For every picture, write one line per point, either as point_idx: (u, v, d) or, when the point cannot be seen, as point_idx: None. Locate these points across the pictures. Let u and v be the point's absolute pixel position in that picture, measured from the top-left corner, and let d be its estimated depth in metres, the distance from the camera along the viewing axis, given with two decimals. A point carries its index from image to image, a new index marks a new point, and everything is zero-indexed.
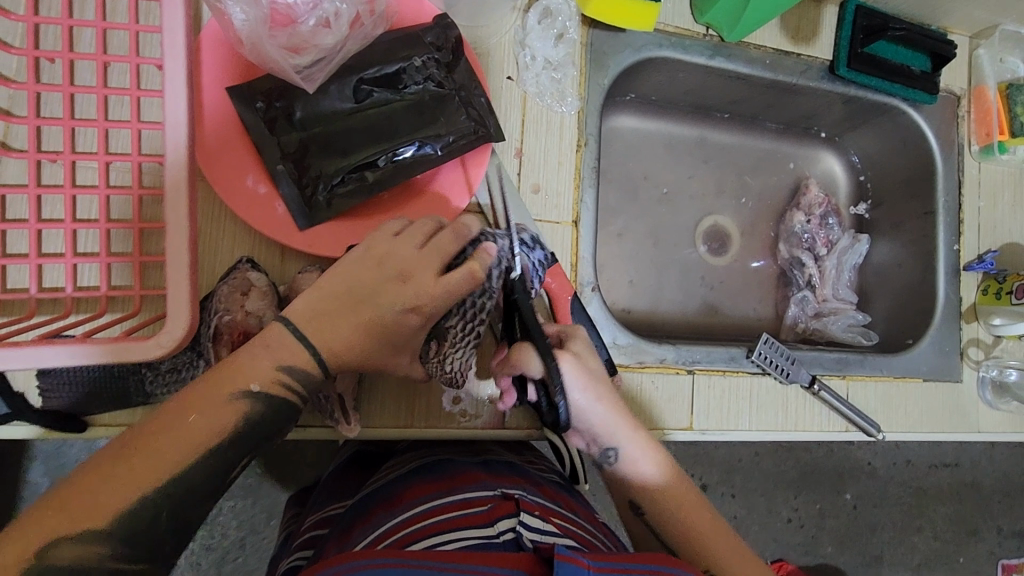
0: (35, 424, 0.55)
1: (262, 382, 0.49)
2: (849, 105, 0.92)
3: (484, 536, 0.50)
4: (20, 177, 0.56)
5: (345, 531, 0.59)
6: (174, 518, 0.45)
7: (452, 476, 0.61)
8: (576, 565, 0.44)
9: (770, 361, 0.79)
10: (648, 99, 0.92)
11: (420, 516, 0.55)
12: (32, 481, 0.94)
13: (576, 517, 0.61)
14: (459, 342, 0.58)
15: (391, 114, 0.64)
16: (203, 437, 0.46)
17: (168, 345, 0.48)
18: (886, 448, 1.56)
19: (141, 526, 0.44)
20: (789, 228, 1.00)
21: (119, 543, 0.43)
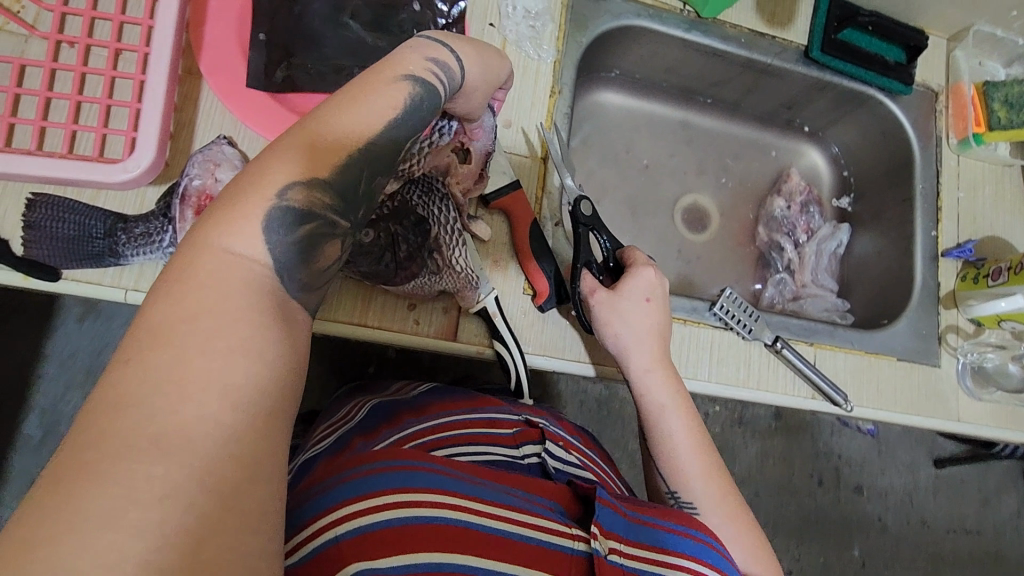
0: (13, 267, 0.59)
1: (413, 70, 0.44)
2: (826, 92, 0.96)
3: (508, 454, 0.55)
4: (41, 55, 0.63)
5: (371, 432, 0.56)
6: (369, 186, 0.41)
7: (475, 398, 0.62)
8: (614, 512, 0.47)
9: (732, 316, 0.79)
10: (633, 77, 0.98)
11: (448, 426, 0.56)
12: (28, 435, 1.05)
13: (593, 455, 0.64)
14: (452, 244, 0.66)
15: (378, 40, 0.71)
16: (376, 105, 0.41)
17: (132, 171, 0.57)
18: (897, 502, 1.49)
19: (349, 179, 0.39)
20: (769, 212, 1.03)
21: (335, 186, 0.39)
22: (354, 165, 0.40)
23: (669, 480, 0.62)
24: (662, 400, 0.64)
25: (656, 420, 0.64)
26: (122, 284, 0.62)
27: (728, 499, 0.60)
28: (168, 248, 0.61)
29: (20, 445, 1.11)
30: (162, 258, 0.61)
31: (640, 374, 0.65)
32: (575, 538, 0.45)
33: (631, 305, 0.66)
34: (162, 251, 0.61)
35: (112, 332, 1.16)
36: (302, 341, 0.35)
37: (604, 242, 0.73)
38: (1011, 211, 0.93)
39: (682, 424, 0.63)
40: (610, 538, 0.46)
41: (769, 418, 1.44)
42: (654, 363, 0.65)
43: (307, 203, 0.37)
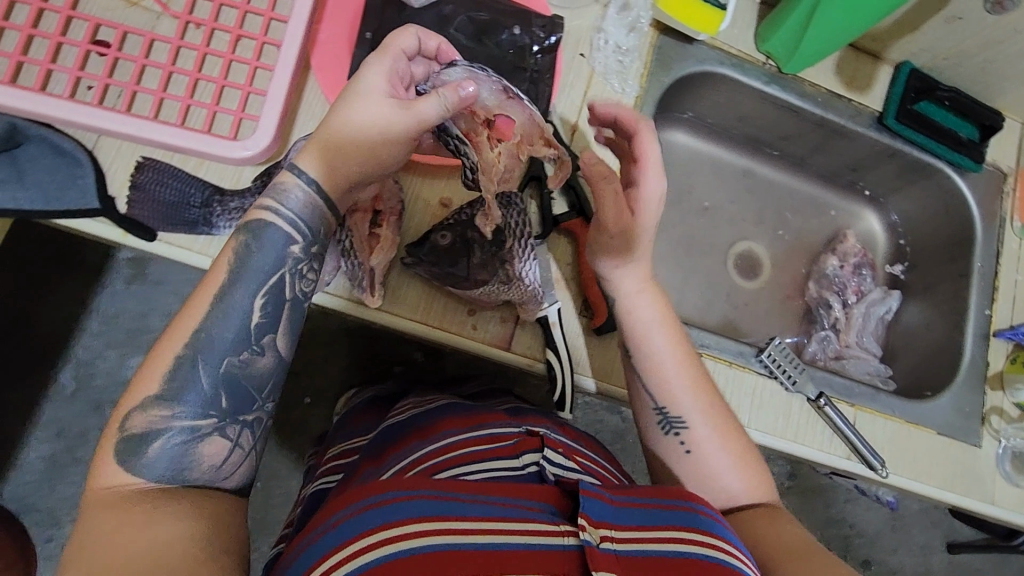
0: (115, 223, 0.63)
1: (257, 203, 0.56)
2: (893, 160, 0.97)
3: (507, 466, 0.54)
4: (169, 32, 0.67)
5: (377, 458, 0.62)
6: (214, 375, 0.52)
7: (478, 413, 0.63)
8: (602, 502, 0.47)
9: (778, 365, 0.81)
10: (704, 121, 1.00)
11: (448, 447, 0.57)
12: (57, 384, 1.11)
13: (597, 457, 0.65)
14: (525, 255, 0.71)
15: (475, 54, 0.74)
16: (214, 277, 0.54)
17: (251, 149, 0.64)
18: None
19: (178, 387, 0.51)
20: (822, 269, 1.04)
21: (172, 402, 0.51)
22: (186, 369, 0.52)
23: (655, 389, 0.66)
24: (649, 318, 0.68)
25: (638, 338, 0.67)
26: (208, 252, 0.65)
27: (714, 409, 0.66)
28: None
29: (53, 394, 1.17)
30: None
31: (620, 291, 0.68)
32: (564, 534, 0.45)
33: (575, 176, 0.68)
34: None
35: (159, 299, 1.19)
36: (215, 513, 0.50)
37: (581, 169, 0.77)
38: None
39: (665, 340, 0.67)
40: (601, 527, 0.45)
41: (783, 476, 1.42)
42: (643, 283, 0.68)
43: (146, 429, 0.51)
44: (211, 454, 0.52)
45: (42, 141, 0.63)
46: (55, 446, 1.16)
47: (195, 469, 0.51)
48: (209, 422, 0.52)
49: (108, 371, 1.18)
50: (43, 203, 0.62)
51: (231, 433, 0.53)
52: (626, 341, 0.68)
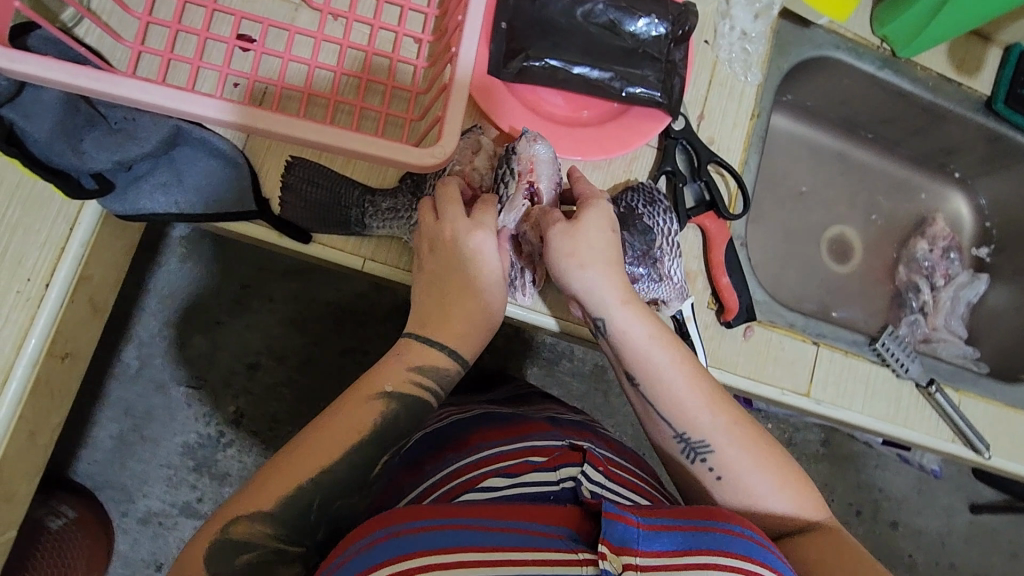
0: (271, 225, 0.64)
1: (394, 383, 0.57)
2: (993, 145, 0.96)
3: (546, 479, 0.56)
4: (309, 25, 0.68)
5: (416, 466, 0.65)
6: (323, 510, 0.53)
7: (521, 424, 0.66)
8: (622, 524, 0.46)
9: (891, 353, 0.82)
10: (802, 105, 0.99)
11: (487, 459, 0.60)
12: (123, 362, 1.09)
13: (642, 474, 0.67)
14: (670, 254, 0.69)
15: (609, 40, 0.72)
16: (345, 436, 0.55)
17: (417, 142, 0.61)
18: (930, 543, 1.52)
19: (297, 511, 0.52)
20: (912, 253, 1.05)
21: (278, 523, 0.51)
22: (303, 503, 0.52)
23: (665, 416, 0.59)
24: (642, 334, 0.59)
25: (638, 361, 0.59)
26: (360, 253, 0.66)
27: (740, 425, 0.58)
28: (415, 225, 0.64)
29: None
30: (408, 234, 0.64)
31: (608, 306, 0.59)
32: (585, 563, 0.45)
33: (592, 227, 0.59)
34: (409, 227, 0.64)
35: (214, 279, 1.11)
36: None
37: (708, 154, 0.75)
38: None
39: (667, 358, 0.59)
40: (623, 554, 0.45)
41: (817, 444, 1.48)
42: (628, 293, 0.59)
43: (246, 540, 0.51)
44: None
45: (200, 143, 0.62)
46: (123, 424, 1.09)
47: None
48: (296, 549, 0.52)
49: (170, 352, 1.11)
50: (203, 209, 0.63)
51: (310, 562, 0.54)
52: (625, 365, 0.60)
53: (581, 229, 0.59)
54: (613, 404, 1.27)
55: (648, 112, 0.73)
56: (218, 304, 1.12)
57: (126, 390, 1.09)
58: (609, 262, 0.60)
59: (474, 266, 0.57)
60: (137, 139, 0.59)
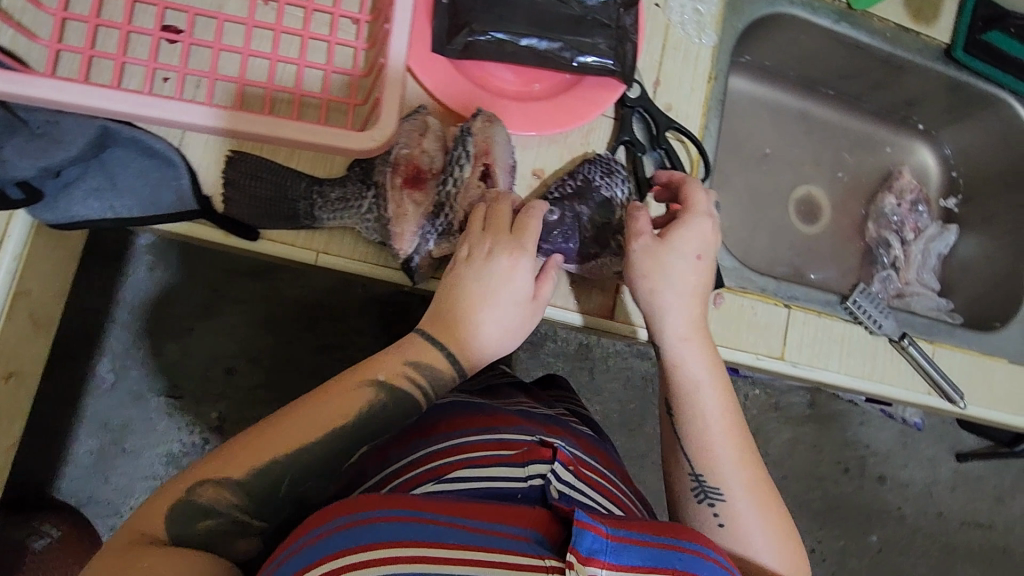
0: (216, 225, 0.61)
1: (387, 373, 0.54)
2: (955, 93, 0.96)
3: (515, 477, 0.53)
4: (239, 11, 0.65)
5: (379, 452, 0.65)
6: (292, 489, 0.51)
7: (489, 415, 0.64)
8: (595, 535, 0.43)
9: (863, 310, 0.82)
10: (761, 65, 0.98)
11: (452, 450, 0.58)
12: (99, 376, 1.06)
13: (611, 476, 0.65)
14: (631, 224, 0.69)
15: (555, 8, 0.69)
16: (326, 419, 0.52)
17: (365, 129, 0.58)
18: (917, 495, 1.54)
19: (266, 486, 0.50)
20: (879, 209, 1.04)
21: (248, 498, 0.50)
22: (275, 478, 0.50)
23: (693, 453, 0.62)
24: (697, 374, 0.63)
25: (686, 397, 0.63)
26: (314, 247, 0.64)
27: (758, 486, 0.61)
28: (367, 213, 0.61)
29: None
30: (361, 223, 0.62)
31: (674, 344, 0.63)
32: (551, 570, 0.42)
33: (674, 261, 0.62)
34: (362, 216, 0.61)
35: (183, 284, 1.09)
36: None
37: (664, 121, 0.74)
38: None
39: (715, 403, 0.63)
40: (589, 564, 0.42)
41: (803, 406, 1.49)
42: (692, 331, 0.63)
43: (212, 505, 0.49)
44: (245, 550, 0.51)
45: (132, 143, 0.59)
46: (102, 439, 1.06)
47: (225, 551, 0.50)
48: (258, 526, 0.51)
49: (145, 362, 1.08)
50: (140, 212, 0.60)
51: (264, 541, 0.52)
52: (669, 398, 0.64)
53: (658, 261, 0.62)
54: (597, 381, 1.27)
55: (602, 81, 0.71)
56: (188, 310, 1.10)
57: (102, 403, 1.07)
58: (672, 300, 0.63)
59: (488, 282, 0.55)
60: (61, 144, 0.57)
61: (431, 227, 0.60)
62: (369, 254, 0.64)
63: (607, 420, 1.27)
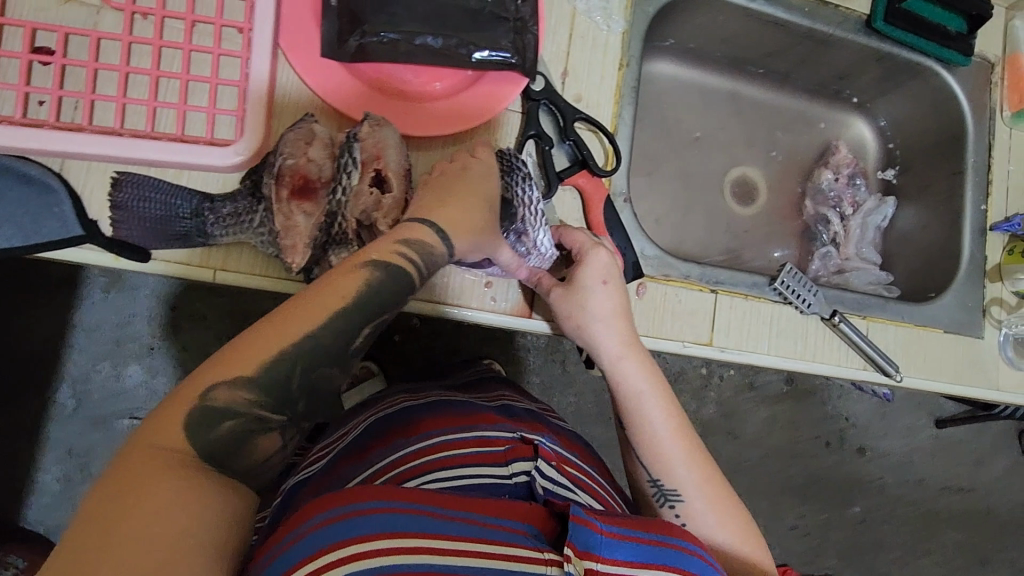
0: (103, 248, 0.60)
1: (381, 252, 0.49)
2: (882, 63, 0.95)
3: (498, 476, 0.54)
4: (115, 27, 0.61)
5: (360, 451, 0.63)
6: (308, 378, 0.45)
7: (468, 413, 0.63)
8: (590, 529, 0.46)
9: (792, 290, 0.81)
10: (686, 47, 0.96)
11: (432, 449, 0.57)
12: (60, 403, 1.08)
13: (590, 471, 0.65)
14: (535, 225, 0.66)
15: (448, 4, 0.68)
16: (329, 304, 0.46)
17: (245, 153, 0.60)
18: (898, 461, 1.47)
19: (279, 379, 0.44)
20: (816, 185, 1.04)
21: (260, 389, 0.43)
22: (286, 369, 0.44)
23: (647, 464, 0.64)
24: (639, 386, 0.65)
25: (636, 407, 0.65)
26: (211, 264, 0.63)
27: (714, 484, 0.63)
28: (260, 228, 0.60)
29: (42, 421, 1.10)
30: (254, 238, 0.61)
31: (613, 364, 0.66)
32: (549, 563, 0.44)
33: (588, 291, 0.66)
34: (254, 231, 0.60)
35: (139, 304, 1.10)
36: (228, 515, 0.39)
37: (571, 113, 0.73)
38: None
39: (658, 413, 0.65)
40: (587, 558, 0.45)
41: (780, 382, 1.40)
42: (625, 349, 0.66)
43: (228, 408, 0.42)
44: (269, 453, 0.45)
45: (7, 173, 0.59)
46: (66, 466, 1.08)
47: (242, 457, 0.43)
48: (279, 419, 0.45)
49: (105, 385, 1.10)
50: (26, 240, 0.59)
51: (286, 436, 0.46)
52: (621, 409, 0.67)
53: (574, 297, 0.67)
54: (571, 372, 1.26)
55: (504, 75, 0.69)
56: (147, 330, 1.11)
57: (62, 430, 1.09)
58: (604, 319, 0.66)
59: (491, 198, 0.59)
60: None
61: (323, 236, 0.59)
62: (267, 268, 0.63)
63: (580, 411, 1.26)
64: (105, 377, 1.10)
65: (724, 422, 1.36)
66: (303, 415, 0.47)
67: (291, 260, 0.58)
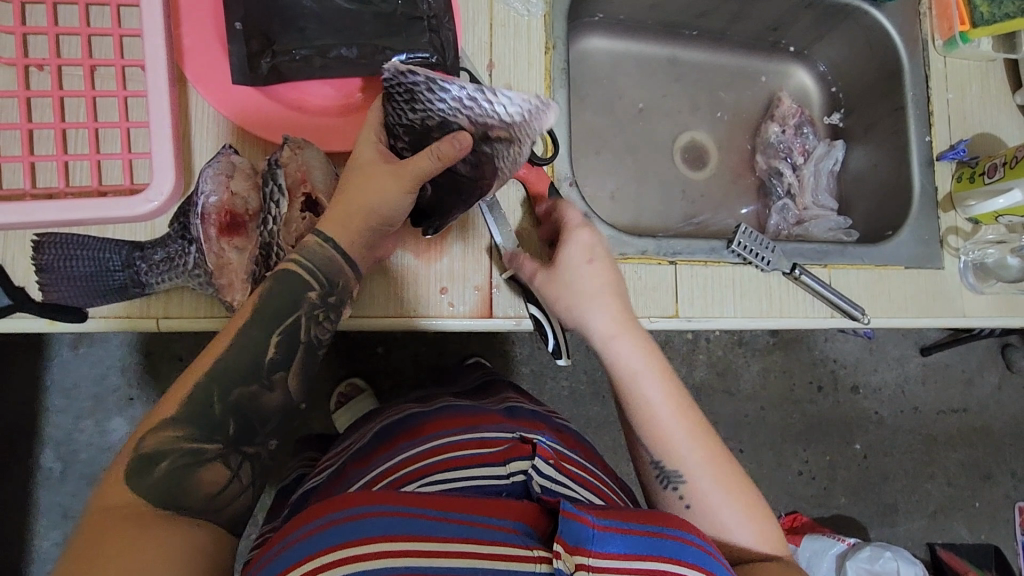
0: (36, 314, 0.58)
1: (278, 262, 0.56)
2: (813, 8, 0.94)
3: (496, 475, 0.51)
4: (10, 84, 0.59)
5: (364, 456, 0.60)
6: (225, 402, 0.51)
7: (473, 414, 0.60)
8: (582, 524, 0.42)
9: (750, 250, 0.81)
10: (616, 19, 0.95)
11: (436, 451, 0.54)
12: (46, 466, 1.05)
13: (593, 468, 0.62)
14: (486, 101, 0.54)
15: (360, 12, 0.66)
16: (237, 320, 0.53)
17: (156, 200, 0.56)
18: (893, 394, 1.44)
19: (200, 407, 0.51)
20: (765, 140, 1.03)
21: (186, 424, 0.50)
22: (202, 398, 0.51)
23: (651, 450, 0.60)
24: (635, 365, 0.61)
25: (632, 387, 0.60)
26: (154, 314, 0.61)
27: (716, 459, 0.60)
28: (196, 270, 0.58)
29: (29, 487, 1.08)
30: (192, 281, 0.59)
31: (604, 342, 0.61)
32: (540, 561, 0.42)
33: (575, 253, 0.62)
34: (190, 273, 0.58)
35: (113, 353, 1.07)
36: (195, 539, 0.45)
37: None
38: (998, 103, 0.93)
39: (658, 391, 0.60)
40: (577, 554, 0.41)
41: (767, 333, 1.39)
42: (618, 327, 0.61)
43: (160, 447, 0.49)
44: (213, 480, 0.49)
45: None
46: (65, 526, 1.06)
47: (189, 491, 0.48)
48: (215, 447, 0.51)
49: (92, 441, 1.07)
50: None
51: (231, 463, 0.51)
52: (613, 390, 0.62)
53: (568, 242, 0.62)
54: None
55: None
56: (127, 378, 1.08)
57: (52, 493, 1.06)
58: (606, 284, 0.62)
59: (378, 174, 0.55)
60: None
61: (255, 269, 0.58)
62: (212, 309, 0.61)
63: (578, 394, 1.24)
64: (88, 434, 1.07)
65: (719, 381, 1.37)
66: (240, 440, 0.52)
67: (229, 298, 0.58)
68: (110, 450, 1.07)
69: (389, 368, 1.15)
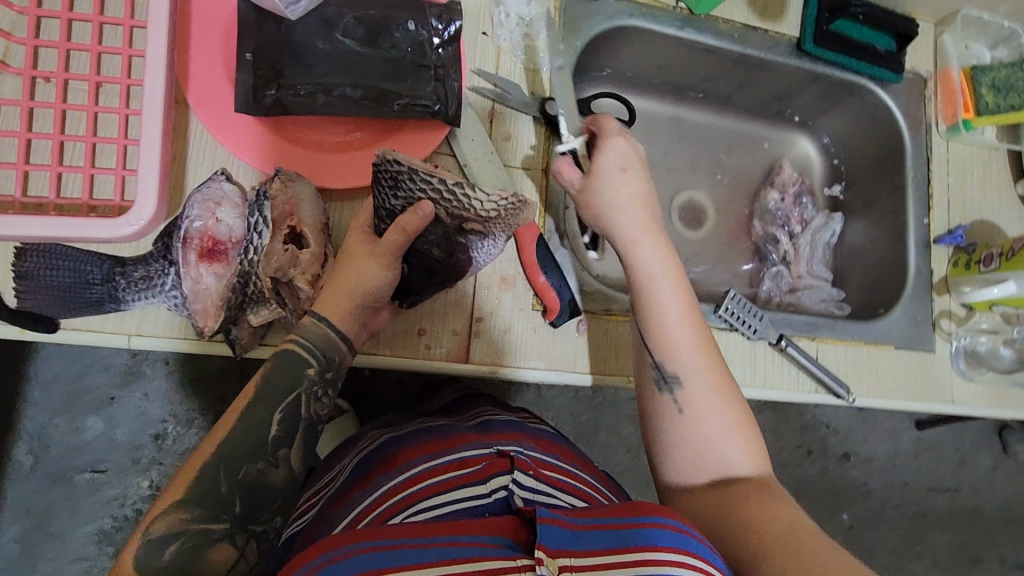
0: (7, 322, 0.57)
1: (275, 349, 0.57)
2: (819, 83, 0.95)
3: (476, 495, 0.49)
4: (15, 92, 0.60)
5: (340, 498, 0.56)
6: (233, 480, 0.51)
7: (448, 437, 0.58)
8: (557, 526, 0.41)
9: (737, 317, 0.80)
10: (624, 75, 0.97)
11: (414, 481, 0.52)
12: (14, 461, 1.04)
13: (575, 468, 0.59)
14: (466, 196, 0.56)
15: (370, 56, 0.67)
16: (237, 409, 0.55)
17: (137, 224, 0.55)
18: (883, 466, 1.41)
19: (207, 488, 0.50)
20: (763, 206, 1.03)
21: (195, 505, 0.50)
22: (209, 476, 0.51)
23: (653, 352, 0.62)
24: (652, 269, 0.63)
25: (647, 290, 0.62)
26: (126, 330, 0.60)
27: (718, 375, 0.61)
28: (173, 291, 0.59)
29: None
30: (167, 302, 0.60)
31: (627, 248, 0.64)
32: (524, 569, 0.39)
33: (608, 174, 0.65)
34: (167, 294, 0.59)
35: (93, 355, 1.07)
36: None
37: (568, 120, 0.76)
38: (999, 190, 0.93)
39: (671, 292, 0.62)
40: (559, 556, 0.40)
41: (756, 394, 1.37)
42: (641, 233, 0.64)
43: (170, 531, 0.49)
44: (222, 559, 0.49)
45: None
46: (25, 525, 1.04)
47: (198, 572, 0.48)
48: (222, 527, 0.50)
49: (62, 441, 1.05)
50: None
51: (238, 542, 0.50)
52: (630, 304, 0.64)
53: (594, 181, 0.66)
54: (546, 396, 1.22)
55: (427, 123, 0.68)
56: (106, 380, 1.07)
57: (15, 491, 1.04)
58: (639, 188, 0.66)
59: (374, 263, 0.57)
60: None
61: (232, 296, 0.57)
62: (184, 330, 0.61)
63: None
64: (58, 434, 1.06)
65: None
66: (245, 516, 0.51)
67: (202, 324, 0.57)
68: (80, 452, 1.05)
69: (369, 397, 1.14)
